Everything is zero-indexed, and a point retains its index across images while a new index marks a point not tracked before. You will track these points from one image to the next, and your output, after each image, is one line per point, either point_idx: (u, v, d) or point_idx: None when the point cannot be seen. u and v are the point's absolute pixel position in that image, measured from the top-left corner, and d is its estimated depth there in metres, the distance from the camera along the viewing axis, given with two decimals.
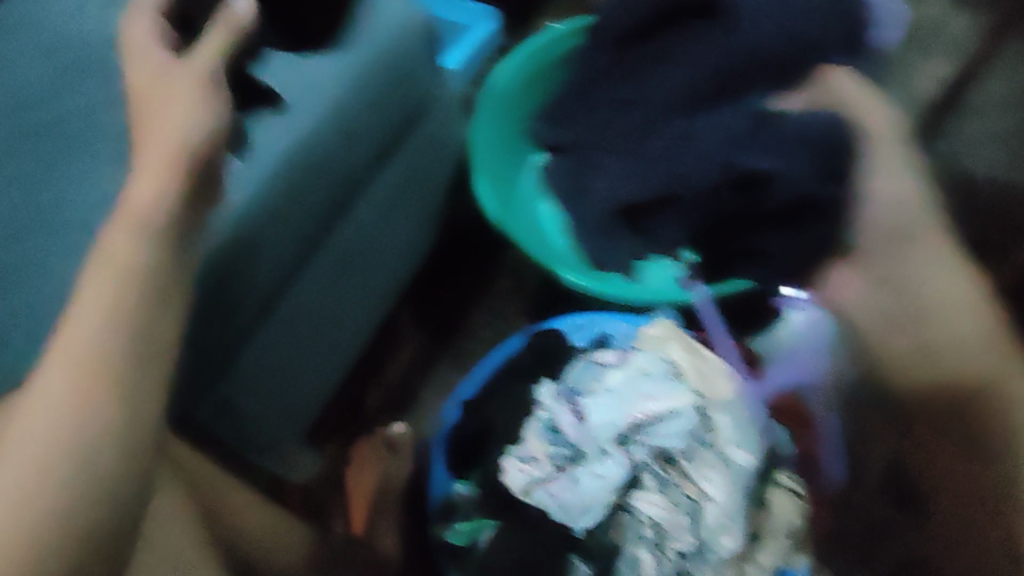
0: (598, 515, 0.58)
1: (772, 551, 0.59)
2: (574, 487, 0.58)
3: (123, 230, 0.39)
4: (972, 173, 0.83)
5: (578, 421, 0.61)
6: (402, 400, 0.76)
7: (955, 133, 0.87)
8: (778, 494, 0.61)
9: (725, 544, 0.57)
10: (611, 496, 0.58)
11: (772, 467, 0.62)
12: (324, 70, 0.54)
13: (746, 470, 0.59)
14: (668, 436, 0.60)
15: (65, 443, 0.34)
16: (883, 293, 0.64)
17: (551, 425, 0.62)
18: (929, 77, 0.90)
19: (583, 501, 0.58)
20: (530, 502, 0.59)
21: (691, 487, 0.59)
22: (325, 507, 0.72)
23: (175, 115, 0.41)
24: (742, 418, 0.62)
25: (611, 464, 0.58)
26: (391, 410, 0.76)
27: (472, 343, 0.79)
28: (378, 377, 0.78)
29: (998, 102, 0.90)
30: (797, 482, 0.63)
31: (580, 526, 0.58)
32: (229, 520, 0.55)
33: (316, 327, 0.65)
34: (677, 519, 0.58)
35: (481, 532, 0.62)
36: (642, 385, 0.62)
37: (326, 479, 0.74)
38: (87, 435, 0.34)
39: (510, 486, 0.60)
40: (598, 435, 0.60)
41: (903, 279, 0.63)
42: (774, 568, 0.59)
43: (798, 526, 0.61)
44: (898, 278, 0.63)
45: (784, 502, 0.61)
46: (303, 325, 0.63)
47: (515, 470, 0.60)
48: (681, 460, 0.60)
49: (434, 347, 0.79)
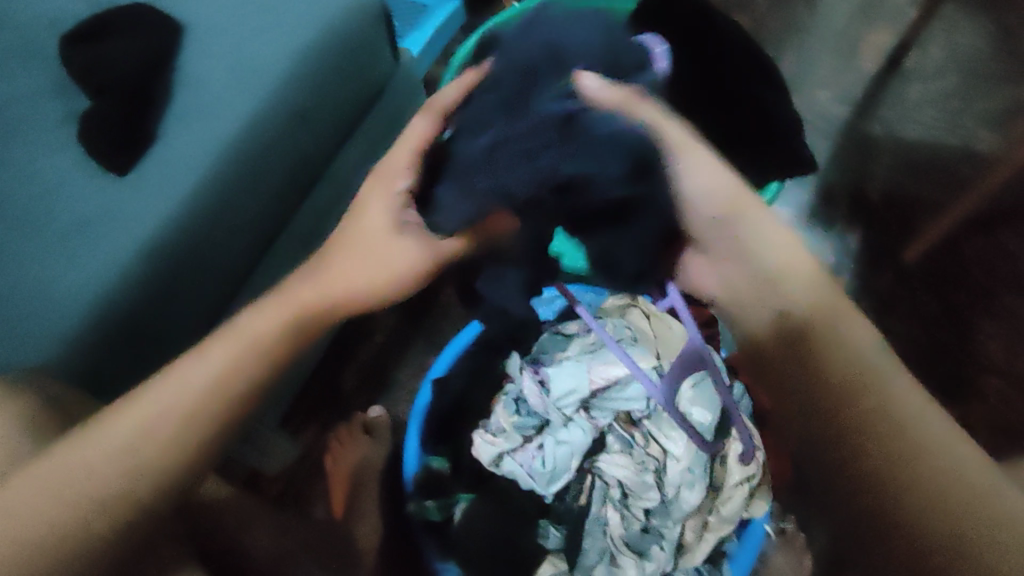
0: (562, 482, 0.60)
1: (734, 499, 0.62)
2: (537, 456, 0.60)
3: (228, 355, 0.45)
4: (906, 141, 0.84)
5: (542, 389, 0.62)
6: (377, 381, 0.78)
7: (895, 98, 0.87)
8: (736, 447, 0.63)
9: (688, 498, 0.60)
10: (576, 463, 0.60)
11: (729, 421, 0.63)
12: (268, 51, 0.54)
13: (708, 426, 0.61)
14: (629, 400, 0.61)
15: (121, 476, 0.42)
16: (743, 277, 0.53)
17: (517, 396, 0.64)
18: (872, 49, 0.89)
19: (546, 470, 0.59)
20: (498, 471, 0.61)
21: (654, 446, 0.61)
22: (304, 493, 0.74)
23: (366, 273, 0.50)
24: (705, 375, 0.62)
25: (576, 431, 0.60)
26: (367, 390, 0.78)
27: (444, 323, 0.79)
28: (355, 358, 0.78)
29: (936, 66, 0.88)
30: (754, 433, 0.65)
31: (547, 492, 0.60)
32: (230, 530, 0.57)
33: None
34: (641, 479, 0.60)
35: (457, 505, 0.64)
36: (604, 350, 0.63)
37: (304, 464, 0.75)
38: (172, 465, 0.43)
39: (478, 458, 0.61)
40: (561, 403, 0.61)
41: (760, 277, 0.52)
42: (734, 515, 0.62)
43: (755, 475, 0.63)
44: (755, 270, 0.52)
45: (741, 454, 0.63)
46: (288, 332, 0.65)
47: (482, 442, 0.61)
48: (644, 421, 0.62)
49: (410, 325, 0.79)
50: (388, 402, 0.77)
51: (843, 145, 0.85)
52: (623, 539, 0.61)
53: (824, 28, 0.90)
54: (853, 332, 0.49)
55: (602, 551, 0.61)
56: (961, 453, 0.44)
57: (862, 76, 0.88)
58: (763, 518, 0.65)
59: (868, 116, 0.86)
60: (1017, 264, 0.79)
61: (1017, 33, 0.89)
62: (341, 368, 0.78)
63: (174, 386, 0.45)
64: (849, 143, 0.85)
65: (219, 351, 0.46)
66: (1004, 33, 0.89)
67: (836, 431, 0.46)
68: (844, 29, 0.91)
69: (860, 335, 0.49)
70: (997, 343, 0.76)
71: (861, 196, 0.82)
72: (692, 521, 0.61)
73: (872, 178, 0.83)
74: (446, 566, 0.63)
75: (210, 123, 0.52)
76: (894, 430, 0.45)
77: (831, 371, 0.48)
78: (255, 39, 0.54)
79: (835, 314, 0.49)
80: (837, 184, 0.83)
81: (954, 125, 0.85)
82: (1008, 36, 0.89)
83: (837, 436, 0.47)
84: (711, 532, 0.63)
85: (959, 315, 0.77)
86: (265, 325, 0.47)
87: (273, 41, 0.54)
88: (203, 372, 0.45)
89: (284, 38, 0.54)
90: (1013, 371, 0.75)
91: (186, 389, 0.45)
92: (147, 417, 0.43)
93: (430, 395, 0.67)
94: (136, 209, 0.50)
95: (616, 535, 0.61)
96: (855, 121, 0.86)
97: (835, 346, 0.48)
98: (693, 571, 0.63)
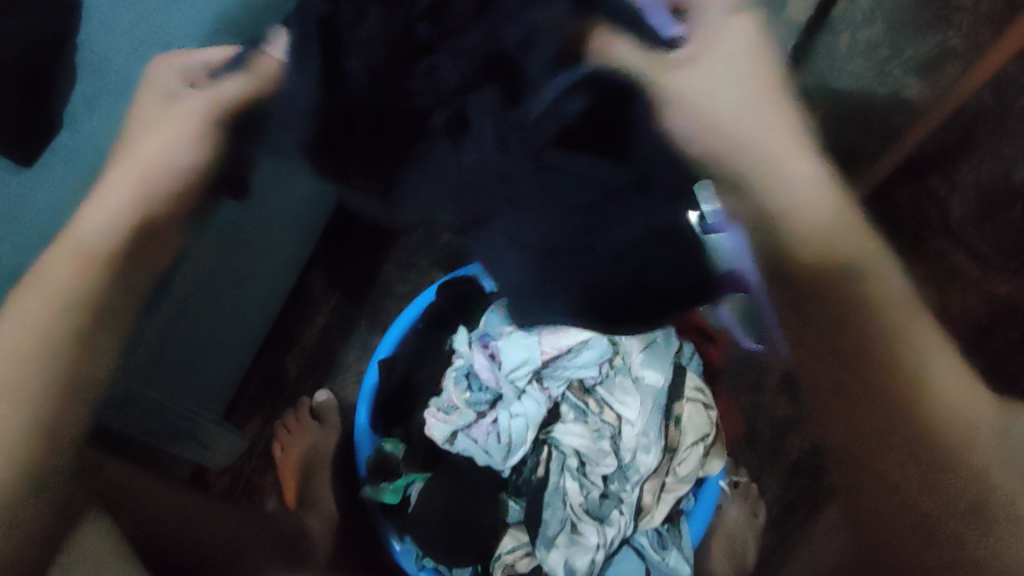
0: (520, 456, 0.60)
1: (689, 459, 0.63)
2: (493, 432, 0.60)
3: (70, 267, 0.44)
4: None
5: (493, 363, 0.61)
6: (324, 365, 0.75)
7: None
8: (690, 407, 0.64)
9: (645, 461, 0.60)
10: (532, 435, 0.59)
11: (681, 380, 0.65)
12: (187, 8, 0.47)
13: (658, 388, 0.62)
14: (582, 368, 0.61)
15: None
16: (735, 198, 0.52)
17: (466, 371, 0.62)
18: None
19: (503, 445, 0.60)
20: (453, 449, 0.61)
21: (609, 413, 0.61)
22: (255, 484, 0.73)
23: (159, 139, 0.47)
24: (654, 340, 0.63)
25: (529, 403, 0.60)
26: (312, 375, 0.76)
27: (391, 299, 0.77)
28: (296, 343, 0.75)
29: (864, 14, 0.88)
30: (706, 392, 0.66)
31: (506, 467, 0.60)
32: (157, 532, 0.55)
33: (226, 322, 0.64)
34: (598, 446, 0.60)
35: (412, 486, 0.63)
36: None
37: (253, 454, 0.74)
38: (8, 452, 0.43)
39: (431, 437, 0.60)
40: (512, 376, 0.60)
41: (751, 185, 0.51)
42: (691, 475, 0.63)
43: (710, 434, 0.64)
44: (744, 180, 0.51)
45: (696, 414, 0.64)
46: (220, 323, 0.63)
47: (435, 421, 0.59)
48: (597, 388, 0.62)
49: (353, 305, 0.76)
50: (335, 385, 0.75)
51: None
52: (583, 507, 0.61)
53: None
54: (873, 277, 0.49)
55: (562, 520, 0.60)
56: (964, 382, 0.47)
57: (792, 28, 0.88)
58: (720, 476, 0.66)
59: (798, 69, 0.86)
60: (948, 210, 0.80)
61: None
62: (283, 354, 0.75)
63: (45, 305, 0.43)
64: None
65: (67, 262, 0.44)
66: None
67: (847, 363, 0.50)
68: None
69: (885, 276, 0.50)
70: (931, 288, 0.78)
71: None
72: (650, 482, 0.62)
73: None
74: (403, 546, 0.64)
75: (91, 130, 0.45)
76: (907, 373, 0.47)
77: (809, 277, 0.51)
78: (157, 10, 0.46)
79: (864, 258, 0.50)
80: None
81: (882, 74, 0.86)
82: None
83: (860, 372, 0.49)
84: (669, 493, 0.63)
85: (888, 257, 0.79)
86: (62, 277, 0.43)
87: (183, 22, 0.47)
88: (67, 275, 0.43)
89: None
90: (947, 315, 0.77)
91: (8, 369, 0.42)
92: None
93: (379, 373, 0.67)
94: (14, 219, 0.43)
95: (575, 504, 0.61)
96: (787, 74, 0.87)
97: (866, 280, 0.49)
98: (652, 532, 0.64)
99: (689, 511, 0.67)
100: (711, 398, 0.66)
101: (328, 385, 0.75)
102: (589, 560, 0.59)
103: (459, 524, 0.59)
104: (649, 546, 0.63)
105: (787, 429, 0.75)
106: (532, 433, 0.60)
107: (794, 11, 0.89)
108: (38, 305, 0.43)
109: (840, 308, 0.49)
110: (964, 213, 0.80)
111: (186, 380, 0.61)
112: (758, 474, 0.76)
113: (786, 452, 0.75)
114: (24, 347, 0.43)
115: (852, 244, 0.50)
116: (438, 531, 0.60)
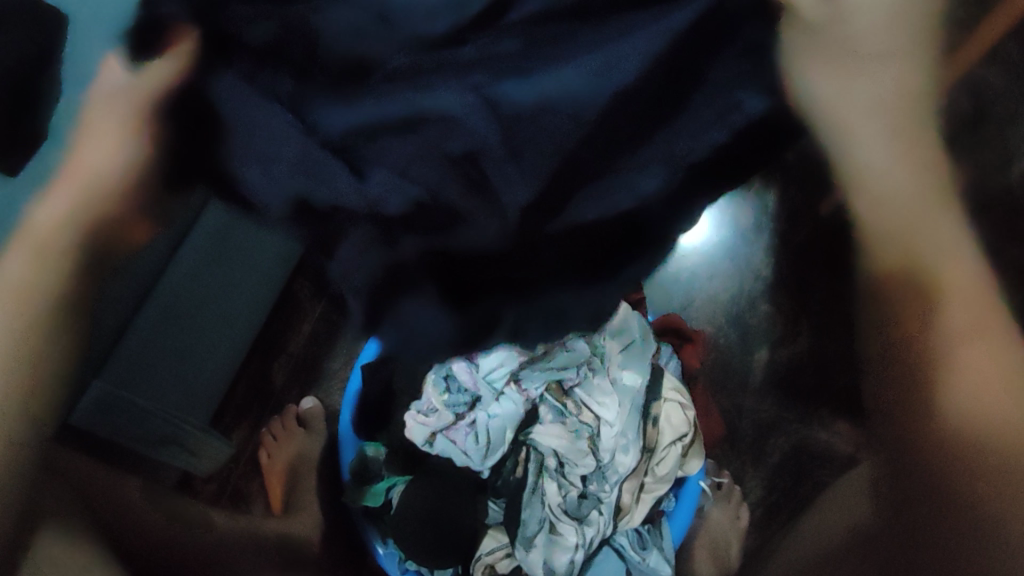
0: (500, 455, 0.61)
1: (667, 459, 0.64)
2: (471, 433, 0.60)
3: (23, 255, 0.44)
4: None
5: (470, 364, 0.61)
6: (308, 372, 0.77)
7: None
8: (668, 408, 0.65)
9: (623, 461, 0.61)
10: (511, 435, 0.60)
11: (659, 380, 0.65)
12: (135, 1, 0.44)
13: (636, 390, 0.63)
14: (561, 369, 0.61)
15: None
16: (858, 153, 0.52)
17: (444, 373, 0.61)
18: None
19: (482, 445, 0.60)
20: (434, 451, 0.61)
21: (587, 413, 0.62)
22: (242, 492, 0.73)
23: (100, 148, 0.44)
24: (631, 340, 0.65)
25: (507, 404, 0.60)
26: (298, 382, 0.77)
27: None
28: (283, 351, 0.77)
29: None
30: (684, 393, 0.66)
31: (484, 467, 0.60)
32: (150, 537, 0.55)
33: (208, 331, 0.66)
34: (576, 447, 0.61)
35: (393, 488, 0.64)
36: None
37: (239, 463, 0.75)
38: None
39: (412, 439, 0.61)
40: (490, 377, 0.60)
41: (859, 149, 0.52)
42: (670, 476, 0.64)
43: (689, 435, 0.65)
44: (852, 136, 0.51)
45: (675, 415, 0.65)
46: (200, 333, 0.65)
47: (414, 423, 0.60)
48: (576, 390, 0.62)
49: (337, 313, 0.78)
50: (321, 392, 0.78)
51: None
52: (562, 507, 0.61)
53: None
54: (958, 270, 0.53)
55: (541, 520, 0.61)
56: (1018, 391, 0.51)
57: None
58: (699, 476, 0.67)
59: None
60: None
61: None
62: (270, 363, 0.76)
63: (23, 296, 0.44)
64: None
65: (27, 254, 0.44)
66: None
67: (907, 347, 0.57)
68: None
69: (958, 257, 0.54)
70: None
71: None
72: (629, 482, 0.63)
73: None
74: (387, 549, 0.65)
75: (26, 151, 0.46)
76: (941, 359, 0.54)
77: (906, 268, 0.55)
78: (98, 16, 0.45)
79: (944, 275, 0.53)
80: None
81: None
82: None
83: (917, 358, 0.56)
84: (648, 493, 0.64)
85: None
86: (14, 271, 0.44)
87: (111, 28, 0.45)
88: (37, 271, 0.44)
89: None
90: None
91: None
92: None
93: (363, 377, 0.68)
94: None
95: (554, 504, 0.61)
96: None
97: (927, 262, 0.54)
98: (633, 533, 0.64)
99: (669, 512, 0.68)
100: (689, 398, 0.67)
101: (314, 391, 0.78)
102: (568, 559, 0.60)
103: (441, 524, 0.60)
104: (629, 546, 0.63)
105: (769, 429, 0.77)
106: (511, 433, 0.61)
107: None
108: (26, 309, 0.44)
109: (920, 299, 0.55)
110: None
111: (168, 388, 0.63)
112: (740, 477, 0.76)
113: (767, 454, 0.76)
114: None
115: (937, 236, 0.53)
116: (420, 532, 0.59)
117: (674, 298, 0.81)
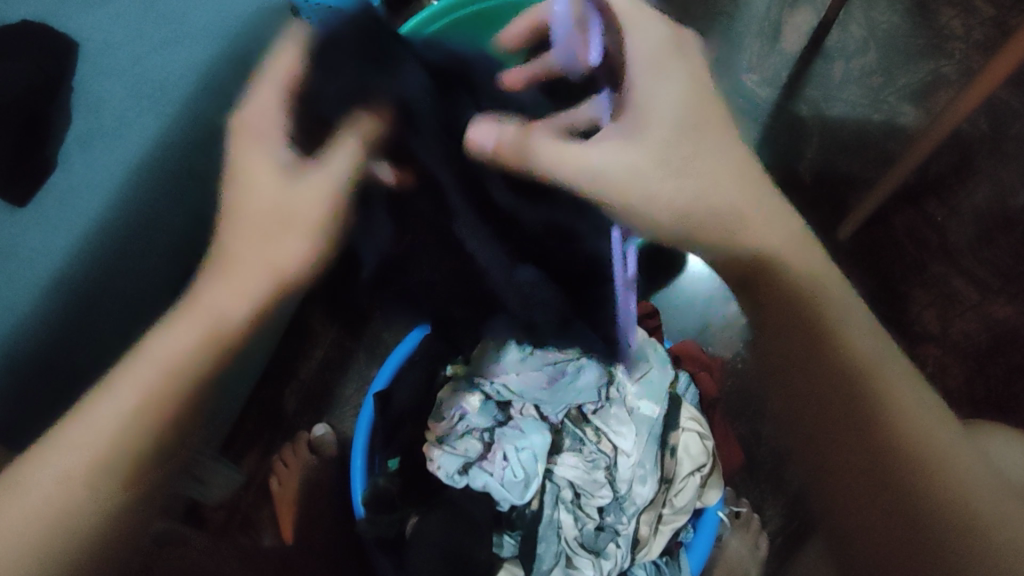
0: (537, 488, 0.59)
1: (686, 490, 0.62)
2: (507, 466, 0.58)
3: (153, 372, 0.45)
4: (832, 121, 0.86)
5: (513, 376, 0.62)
6: (322, 398, 0.76)
7: (821, 78, 0.88)
8: (687, 437, 0.63)
9: (641, 492, 0.60)
10: (542, 465, 0.59)
11: (676, 410, 0.64)
12: (170, 67, 0.51)
13: (654, 418, 0.62)
14: (579, 394, 0.61)
15: (74, 513, 0.43)
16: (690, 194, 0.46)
17: (471, 385, 0.63)
18: (793, 30, 0.91)
19: (520, 478, 0.58)
20: (466, 483, 0.59)
21: (605, 442, 0.61)
22: (253, 520, 0.72)
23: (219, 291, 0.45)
24: (648, 369, 0.64)
25: (535, 434, 0.60)
26: (310, 409, 0.76)
27: (389, 333, 0.78)
28: (294, 377, 0.77)
29: (857, 44, 0.89)
30: (702, 422, 0.65)
31: (523, 499, 0.58)
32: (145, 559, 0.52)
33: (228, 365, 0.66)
34: (593, 477, 0.60)
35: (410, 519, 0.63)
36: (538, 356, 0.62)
37: (251, 489, 0.73)
38: (109, 488, 0.44)
39: (440, 472, 0.59)
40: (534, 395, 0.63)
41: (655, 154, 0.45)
42: (690, 507, 0.62)
43: (708, 465, 0.63)
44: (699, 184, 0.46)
45: (694, 444, 0.63)
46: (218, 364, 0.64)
47: (443, 456, 0.59)
48: (594, 417, 0.62)
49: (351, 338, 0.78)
50: (333, 418, 0.76)
51: (773, 128, 0.86)
52: (578, 540, 0.60)
53: (749, 15, 0.91)
54: (903, 399, 0.45)
55: (557, 554, 0.59)
56: (971, 470, 0.44)
57: (789, 58, 0.89)
58: (719, 507, 0.65)
59: (795, 97, 0.87)
60: (945, 235, 0.80)
61: (935, 5, 0.90)
62: (282, 388, 0.76)
63: (136, 384, 0.45)
64: (778, 125, 0.86)
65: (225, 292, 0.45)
66: (920, 6, 0.91)
67: (809, 377, 0.47)
68: (766, 11, 0.91)
69: (900, 378, 0.46)
70: (931, 312, 0.78)
71: (791, 176, 0.83)
72: (647, 514, 0.61)
73: (804, 156, 0.84)
74: None
75: (100, 178, 0.48)
76: (934, 460, 0.44)
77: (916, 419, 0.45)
78: (167, 64, 0.51)
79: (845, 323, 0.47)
80: (769, 167, 0.83)
81: (880, 100, 0.86)
82: (924, 8, 0.90)
83: (863, 452, 0.45)
84: (666, 525, 0.62)
85: (893, 282, 0.79)
86: (172, 353, 0.45)
87: (178, 67, 0.51)
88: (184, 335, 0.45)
89: (176, 57, 0.51)
90: (947, 338, 0.77)
91: (79, 445, 0.44)
92: (55, 476, 0.43)
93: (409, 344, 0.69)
94: (43, 258, 0.46)
95: (570, 537, 0.60)
96: (783, 102, 0.87)
97: (824, 308, 0.47)
98: (651, 565, 0.63)
99: (688, 543, 0.66)
100: (707, 427, 0.65)
101: (326, 416, 0.76)
102: None
103: (459, 561, 0.56)
104: None
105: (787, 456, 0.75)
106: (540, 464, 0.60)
107: (791, 40, 0.90)
108: (114, 406, 0.44)
109: (829, 358, 0.46)
110: (962, 238, 0.80)
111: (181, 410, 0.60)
112: (760, 505, 0.75)
113: (787, 481, 0.75)
114: (137, 420, 0.44)
115: (879, 353, 0.47)
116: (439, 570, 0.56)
117: (691, 323, 0.80)
